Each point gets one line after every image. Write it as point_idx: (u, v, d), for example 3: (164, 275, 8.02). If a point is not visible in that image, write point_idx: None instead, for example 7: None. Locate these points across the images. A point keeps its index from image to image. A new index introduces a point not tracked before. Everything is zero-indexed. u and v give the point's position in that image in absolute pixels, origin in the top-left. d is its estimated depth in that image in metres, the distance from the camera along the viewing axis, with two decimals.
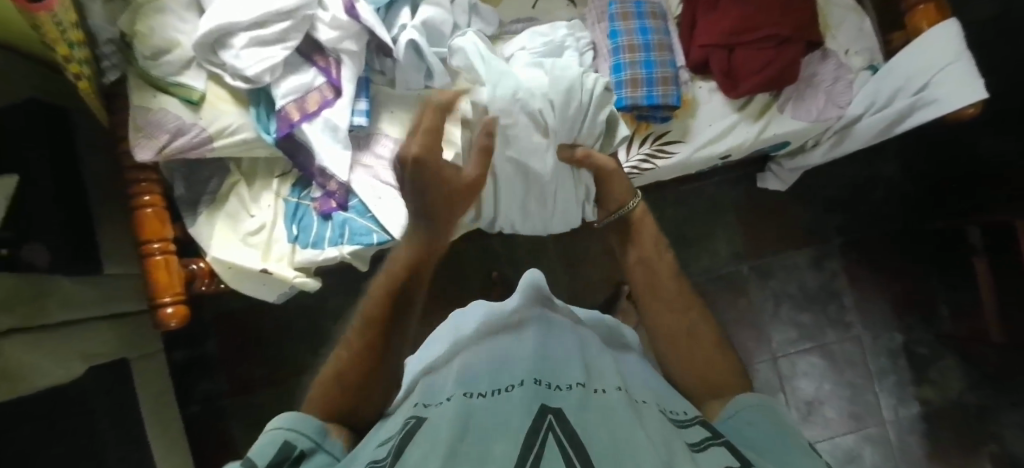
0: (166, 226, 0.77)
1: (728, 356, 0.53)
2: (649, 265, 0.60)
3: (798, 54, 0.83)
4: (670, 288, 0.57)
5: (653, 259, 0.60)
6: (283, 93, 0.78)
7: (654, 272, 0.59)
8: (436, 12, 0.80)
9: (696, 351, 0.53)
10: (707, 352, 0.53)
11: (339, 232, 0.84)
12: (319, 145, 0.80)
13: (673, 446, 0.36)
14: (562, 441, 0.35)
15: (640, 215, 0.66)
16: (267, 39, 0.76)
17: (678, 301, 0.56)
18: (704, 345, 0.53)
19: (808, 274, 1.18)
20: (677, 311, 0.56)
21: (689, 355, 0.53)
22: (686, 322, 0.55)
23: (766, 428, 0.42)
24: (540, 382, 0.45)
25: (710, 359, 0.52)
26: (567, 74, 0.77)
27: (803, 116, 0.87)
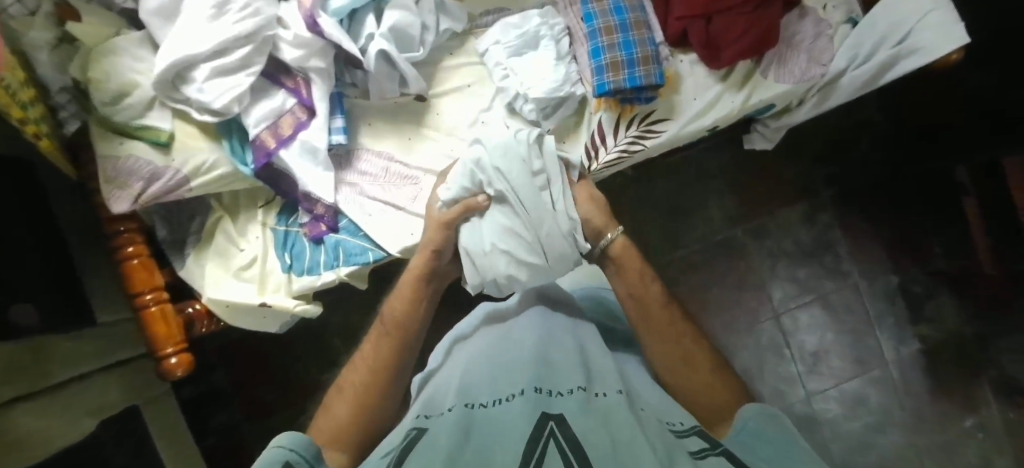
0: (155, 275, 0.74)
1: (724, 376, 0.58)
2: (638, 297, 0.63)
3: (774, 17, 0.82)
4: (660, 317, 0.62)
5: (642, 292, 0.63)
6: (255, 121, 0.75)
7: (647, 305, 0.62)
8: (402, 16, 0.76)
9: (696, 377, 0.58)
10: (706, 375, 0.58)
11: (334, 254, 0.82)
12: (301, 172, 0.78)
13: (670, 451, 0.39)
14: (563, 447, 0.39)
15: (621, 247, 0.67)
16: (228, 68, 0.72)
17: (670, 328, 0.61)
18: (702, 371, 0.58)
19: (802, 229, 1.20)
20: (672, 341, 0.60)
21: (688, 381, 0.58)
22: (679, 350, 0.60)
23: (776, 437, 0.46)
24: (540, 390, 0.49)
25: (709, 383, 0.57)
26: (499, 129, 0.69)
27: (787, 79, 0.86)
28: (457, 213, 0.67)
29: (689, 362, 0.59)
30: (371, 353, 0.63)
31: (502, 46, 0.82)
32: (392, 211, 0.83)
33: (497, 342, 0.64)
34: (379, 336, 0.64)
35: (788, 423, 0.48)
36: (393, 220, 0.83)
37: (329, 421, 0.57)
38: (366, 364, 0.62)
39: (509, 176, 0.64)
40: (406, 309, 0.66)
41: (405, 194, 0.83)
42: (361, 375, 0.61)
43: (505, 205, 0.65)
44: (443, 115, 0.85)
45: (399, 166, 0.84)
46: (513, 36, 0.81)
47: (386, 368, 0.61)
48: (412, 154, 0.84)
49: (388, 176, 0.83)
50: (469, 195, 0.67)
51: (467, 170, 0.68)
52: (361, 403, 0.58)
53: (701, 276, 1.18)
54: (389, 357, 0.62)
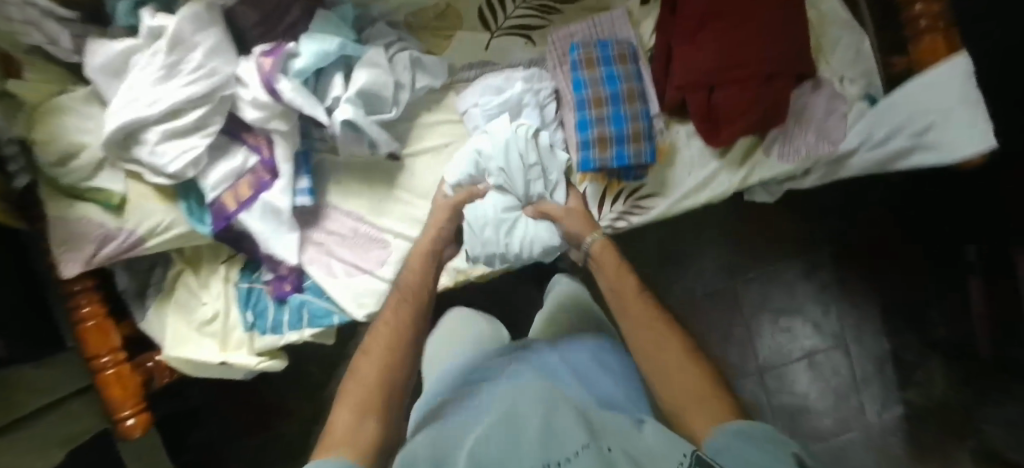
0: (112, 337, 0.73)
1: (697, 360, 0.49)
2: (618, 291, 0.57)
3: (783, 94, 0.74)
4: (642, 311, 0.54)
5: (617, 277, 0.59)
6: (213, 184, 0.71)
7: (625, 296, 0.56)
8: (373, 76, 0.70)
9: (663, 353, 0.49)
10: (676, 354, 0.49)
11: (297, 316, 0.80)
12: (262, 235, 0.75)
13: None
14: None
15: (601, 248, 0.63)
16: (181, 130, 0.67)
17: (652, 319, 0.53)
18: (685, 368, 0.48)
19: (800, 285, 1.16)
20: (648, 327, 0.52)
21: (657, 359, 0.49)
22: (652, 322, 0.52)
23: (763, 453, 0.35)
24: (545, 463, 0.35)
25: (679, 362, 0.48)
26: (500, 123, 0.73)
27: (792, 158, 0.79)
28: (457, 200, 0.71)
29: (661, 334, 0.51)
30: (386, 318, 0.55)
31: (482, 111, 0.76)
32: (360, 274, 0.80)
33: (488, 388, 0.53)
34: (389, 312, 0.56)
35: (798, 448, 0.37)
36: (358, 285, 0.79)
37: (342, 398, 0.47)
38: (383, 335, 0.52)
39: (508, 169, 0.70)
40: (421, 284, 0.60)
41: (373, 258, 0.80)
42: (376, 347, 0.51)
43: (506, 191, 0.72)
44: (416, 176, 0.80)
45: (368, 227, 0.80)
46: (494, 101, 0.75)
47: (404, 332, 0.54)
48: (383, 217, 0.80)
49: (356, 237, 0.80)
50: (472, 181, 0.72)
51: (473, 160, 0.72)
52: (384, 372, 0.49)
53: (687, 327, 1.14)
54: (404, 325, 0.54)
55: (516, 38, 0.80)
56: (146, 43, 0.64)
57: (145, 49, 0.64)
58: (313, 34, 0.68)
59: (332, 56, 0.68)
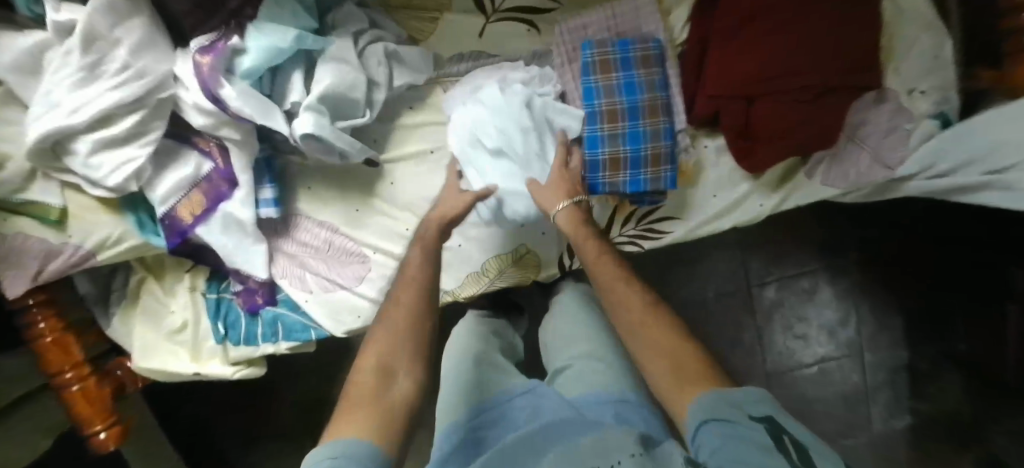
0: (74, 351, 0.69)
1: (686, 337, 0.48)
2: (583, 249, 0.54)
3: (840, 110, 0.60)
4: (604, 269, 0.53)
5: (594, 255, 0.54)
6: (161, 197, 0.61)
7: (587, 250, 0.54)
8: (338, 77, 0.58)
9: (626, 313, 0.49)
10: (661, 332, 0.47)
11: (271, 329, 0.74)
12: (224, 249, 0.67)
13: None
14: None
15: (570, 217, 0.56)
16: (117, 138, 0.57)
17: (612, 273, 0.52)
18: (655, 323, 0.48)
19: (817, 290, 1.08)
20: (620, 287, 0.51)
21: (643, 342, 0.48)
22: (639, 300, 0.50)
23: (733, 418, 0.38)
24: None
25: (648, 323, 0.48)
26: (486, 97, 0.63)
27: (837, 182, 0.68)
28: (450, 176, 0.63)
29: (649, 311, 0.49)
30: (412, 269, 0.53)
31: (477, 122, 0.62)
32: (337, 289, 0.72)
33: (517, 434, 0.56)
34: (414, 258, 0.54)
35: (746, 395, 0.40)
36: (334, 302, 0.72)
37: (369, 361, 0.46)
38: (414, 283, 0.51)
39: (498, 142, 0.61)
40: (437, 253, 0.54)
41: (351, 273, 0.72)
42: (406, 304, 0.49)
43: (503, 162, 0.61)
44: (397, 185, 0.70)
45: (344, 240, 0.71)
46: (491, 103, 0.62)
47: (422, 282, 0.52)
48: (361, 230, 0.71)
49: (331, 251, 0.71)
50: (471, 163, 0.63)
51: (469, 136, 0.63)
52: (413, 327, 0.48)
53: (694, 332, 1.06)
54: (430, 275, 0.52)
55: (517, 24, 0.68)
56: (59, 39, 0.54)
57: (59, 45, 0.54)
58: (261, 24, 0.56)
59: (288, 52, 0.57)
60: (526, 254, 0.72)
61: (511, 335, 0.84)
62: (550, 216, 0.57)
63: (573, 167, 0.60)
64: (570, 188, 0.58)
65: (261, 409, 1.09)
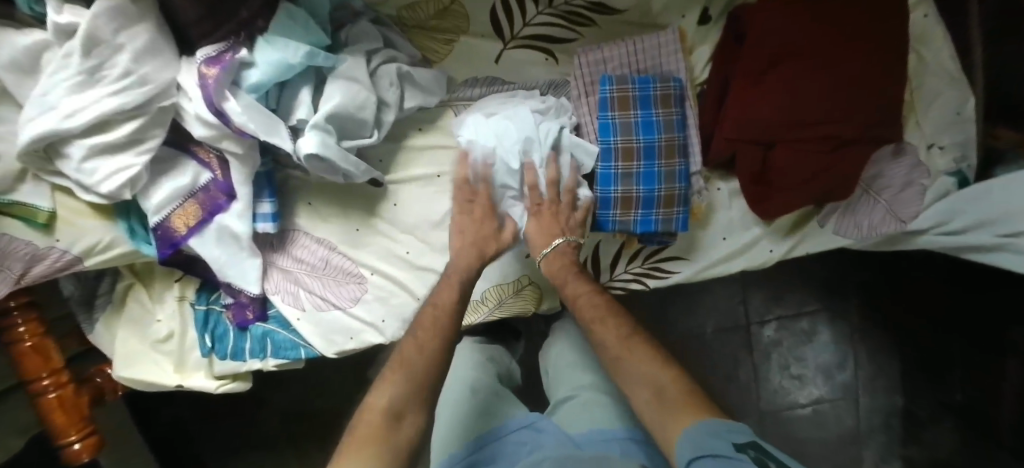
0: (52, 357, 0.66)
1: (669, 365, 0.50)
2: (572, 293, 0.59)
3: (862, 162, 0.59)
4: (591, 308, 0.57)
5: (579, 300, 0.58)
6: (156, 206, 0.59)
7: (575, 295, 0.58)
8: (347, 96, 0.56)
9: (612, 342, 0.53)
10: (644, 367, 0.50)
11: (260, 345, 0.72)
12: (217, 263, 0.64)
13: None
14: None
15: (561, 268, 0.60)
16: (113, 144, 0.55)
17: (598, 310, 0.56)
18: (641, 355, 0.51)
19: (816, 332, 1.06)
20: (608, 325, 0.55)
21: (627, 374, 0.51)
22: (618, 337, 0.54)
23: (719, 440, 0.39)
24: None
25: (632, 354, 0.51)
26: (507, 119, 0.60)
27: (849, 232, 0.66)
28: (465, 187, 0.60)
29: (628, 347, 0.52)
30: (434, 309, 0.55)
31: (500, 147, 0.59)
32: (331, 309, 0.69)
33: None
34: (430, 306, 0.55)
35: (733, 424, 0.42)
36: (327, 322, 0.69)
37: (380, 400, 0.47)
38: (426, 324, 0.52)
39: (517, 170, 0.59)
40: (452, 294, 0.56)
41: (346, 293, 0.69)
42: (424, 343, 0.51)
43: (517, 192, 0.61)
44: (401, 206, 0.69)
45: (342, 259, 0.69)
46: (524, 134, 0.59)
47: (441, 336, 0.52)
48: (360, 250, 0.69)
49: (327, 269, 0.69)
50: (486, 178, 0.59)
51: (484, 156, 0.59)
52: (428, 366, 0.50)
53: (689, 367, 1.04)
54: (451, 331, 0.53)
55: (535, 52, 0.67)
56: (58, 40, 0.51)
57: (58, 46, 0.52)
58: (272, 37, 0.54)
59: (298, 68, 0.55)
60: (527, 285, 0.70)
61: (508, 361, 0.81)
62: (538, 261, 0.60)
63: (549, 200, 0.59)
64: (557, 226, 0.59)
65: (243, 417, 1.06)
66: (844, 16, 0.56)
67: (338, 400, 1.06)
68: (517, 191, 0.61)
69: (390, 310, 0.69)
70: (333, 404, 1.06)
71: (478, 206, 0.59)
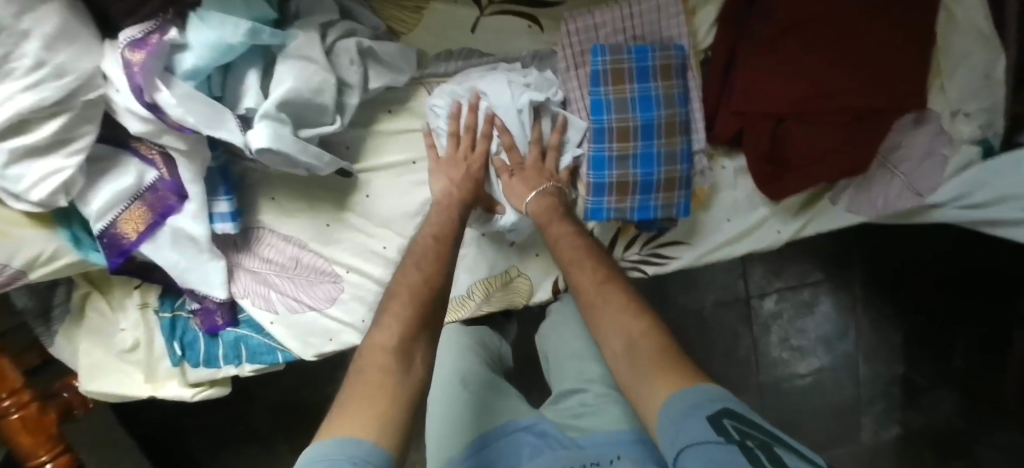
0: (8, 377, 0.61)
1: (653, 320, 0.45)
2: (556, 239, 0.54)
3: (883, 133, 0.53)
4: (573, 254, 0.52)
5: (562, 243, 0.53)
6: (97, 211, 0.53)
7: (558, 240, 0.54)
8: (301, 80, 0.49)
9: (590, 288, 0.49)
10: (627, 318, 0.45)
11: (233, 351, 0.67)
12: (175, 268, 0.58)
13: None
14: None
15: (546, 212, 0.55)
16: (37, 146, 0.48)
17: (579, 255, 0.52)
18: (620, 306, 0.47)
19: (818, 302, 1.03)
20: (590, 269, 0.50)
21: (606, 323, 0.46)
22: (596, 282, 0.49)
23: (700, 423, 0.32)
24: None
25: (615, 303, 0.47)
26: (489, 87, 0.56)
27: (863, 210, 0.61)
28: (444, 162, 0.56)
29: (607, 293, 0.48)
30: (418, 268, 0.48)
31: (469, 105, 0.56)
32: (306, 310, 0.64)
33: None
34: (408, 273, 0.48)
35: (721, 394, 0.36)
36: (303, 325, 0.65)
37: (383, 338, 0.42)
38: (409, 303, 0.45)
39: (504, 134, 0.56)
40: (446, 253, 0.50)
41: (322, 293, 0.64)
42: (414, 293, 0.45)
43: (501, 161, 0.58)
44: (374, 198, 0.62)
45: (313, 257, 0.63)
46: (496, 103, 0.56)
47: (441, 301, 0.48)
48: (333, 247, 0.64)
49: (299, 269, 0.64)
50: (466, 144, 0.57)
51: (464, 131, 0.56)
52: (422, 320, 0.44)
53: (687, 343, 1.01)
54: (444, 253, 0.50)
55: (516, 19, 0.59)
56: None
57: None
58: (206, 13, 0.46)
59: (240, 49, 0.47)
60: (516, 277, 0.66)
61: (496, 343, 0.76)
62: (520, 209, 0.57)
63: (530, 160, 0.57)
64: (540, 178, 0.57)
65: (230, 413, 1.03)
66: None
67: (327, 392, 1.03)
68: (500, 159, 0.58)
69: (370, 309, 0.64)
70: (322, 395, 1.03)
71: (464, 169, 0.56)
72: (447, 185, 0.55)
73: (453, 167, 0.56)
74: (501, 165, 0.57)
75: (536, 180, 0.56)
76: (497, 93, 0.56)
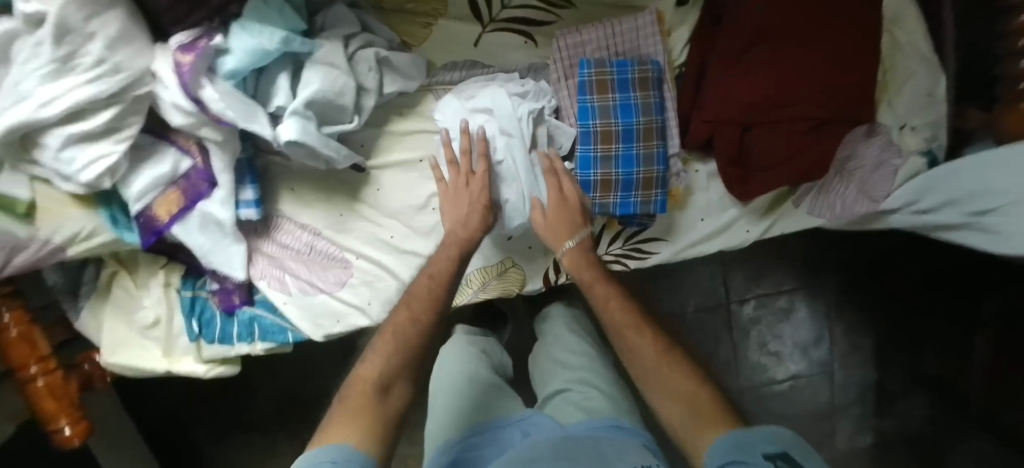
0: (38, 345, 0.66)
1: (701, 381, 0.52)
2: (606, 301, 0.60)
3: (837, 143, 0.60)
4: (622, 317, 0.59)
5: (610, 304, 0.59)
6: (138, 193, 0.59)
7: (607, 302, 0.60)
8: (324, 83, 0.56)
9: (642, 350, 0.55)
10: (677, 381, 0.52)
11: (247, 330, 0.73)
12: (201, 250, 0.65)
13: None
14: None
15: (575, 263, 0.61)
16: (92, 133, 0.55)
17: (632, 320, 0.58)
18: (674, 372, 0.53)
19: (794, 309, 1.09)
20: (641, 334, 0.57)
21: (659, 385, 0.52)
22: (653, 347, 0.56)
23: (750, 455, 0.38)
24: None
25: (666, 366, 0.53)
26: (487, 102, 0.61)
27: (823, 212, 0.69)
28: (456, 189, 0.61)
29: (662, 359, 0.54)
30: (410, 298, 0.56)
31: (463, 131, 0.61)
32: (317, 294, 0.70)
33: (517, 453, 0.54)
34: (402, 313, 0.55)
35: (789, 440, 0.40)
36: (314, 306, 0.70)
37: (367, 371, 0.50)
38: (404, 329, 0.53)
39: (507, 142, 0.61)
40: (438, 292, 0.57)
41: (332, 278, 0.70)
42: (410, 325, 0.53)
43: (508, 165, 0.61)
44: (383, 192, 0.69)
45: (326, 244, 0.70)
46: (499, 115, 0.61)
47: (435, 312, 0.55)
48: (345, 235, 0.70)
49: (313, 254, 0.70)
50: (470, 153, 0.60)
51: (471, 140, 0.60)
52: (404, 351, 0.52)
53: None
54: (441, 301, 0.56)
55: (514, 35, 0.67)
56: (29, 28, 0.50)
57: (28, 35, 0.50)
58: (247, 23, 0.54)
59: (274, 54, 0.55)
60: (510, 267, 0.71)
61: (500, 355, 0.82)
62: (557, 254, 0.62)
63: (570, 188, 0.61)
64: (572, 224, 0.61)
65: (233, 401, 1.07)
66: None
67: (325, 384, 1.07)
68: (500, 162, 0.61)
69: (376, 293, 0.70)
70: (322, 387, 1.07)
71: (466, 193, 0.60)
72: (454, 204, 0.61)
73: (460, 192, 0.61)
74: (538, 209, 0.61)
75: (571, 230, 0.61)
76: (501, 104, 0.61)
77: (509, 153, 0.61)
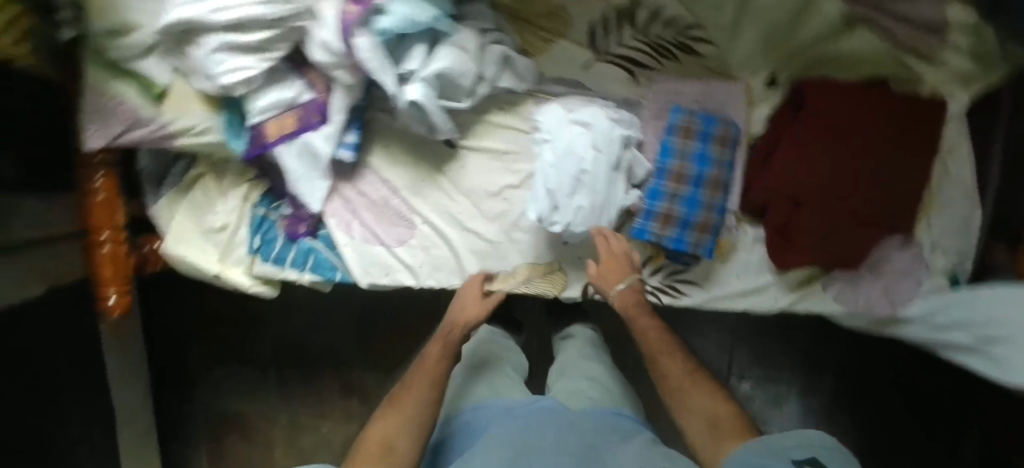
0: (116, 216, 0.72)
1: (727, 403, 0.56)
2: (644, 330, 0.67)
3: (875, 239, 0.68)
4: (659, 345, 0.64)
5: (649, 336, 0.66)
6: (261, 107, 0.67)
7: (646, 331, 0.66)
8: (455, 63, 0.64)
9: (672, 373, 0.61)
10: (707, 402, 0.56)
11: (303, 258, 0.78)
12: (294, 174, 0.72)
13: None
14: None
15: (626, 301, 0.69)
16: (244, 47, 0.62)
17: (665, 348, 0.64)
18: (702, 393, 0.58)
19: (788, 401, 1.13)
20: (674, 359, 0.62)
21: (685, 403, 0.57)
22: (682, 369, 0.61)
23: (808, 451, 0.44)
24: None
25: (694, 387, 0.58)
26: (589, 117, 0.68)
27: (848, 302, 0.75)
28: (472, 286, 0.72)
29: (692, 380, 0.59)
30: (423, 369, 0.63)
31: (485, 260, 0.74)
32: (377, 245, 0.76)
33: (524, 423, 0.60)
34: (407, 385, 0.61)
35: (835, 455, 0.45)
36: (370, 255, 0.76)
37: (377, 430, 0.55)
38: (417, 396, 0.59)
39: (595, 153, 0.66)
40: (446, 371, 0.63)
41: (394, 234, 0.76)
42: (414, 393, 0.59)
43: (590, 177, 0.65)
44: (466, 171, 0.76)
45: (400, 203, 0.76)
46: (595, 125, 0.67)
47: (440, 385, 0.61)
48: (419, 200, 0.77)
49: (385, 209, 0.76)
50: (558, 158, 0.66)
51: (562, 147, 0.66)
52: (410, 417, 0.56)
53: None
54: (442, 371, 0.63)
55: (619, 70, 0.75)
56: None
57: None
58: None
59: (422, 25, 0.63)
60: (556, 270, 0.77)
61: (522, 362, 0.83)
62: (609, 295, 0.70)
63: (616, 248, 0.69)
64: (624, 272, 0.70)
65: (243, 330, 1.11)
66: (891, 113, 0.66)
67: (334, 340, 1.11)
68: (582, 172, 0.65)
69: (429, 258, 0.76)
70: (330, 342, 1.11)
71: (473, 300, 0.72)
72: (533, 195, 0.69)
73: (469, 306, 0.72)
74: (592, 265, 0.72)
75: (621, 273, 0.70)
76: (602, 124, 0.67)
77: (594, 166, 0.65)
